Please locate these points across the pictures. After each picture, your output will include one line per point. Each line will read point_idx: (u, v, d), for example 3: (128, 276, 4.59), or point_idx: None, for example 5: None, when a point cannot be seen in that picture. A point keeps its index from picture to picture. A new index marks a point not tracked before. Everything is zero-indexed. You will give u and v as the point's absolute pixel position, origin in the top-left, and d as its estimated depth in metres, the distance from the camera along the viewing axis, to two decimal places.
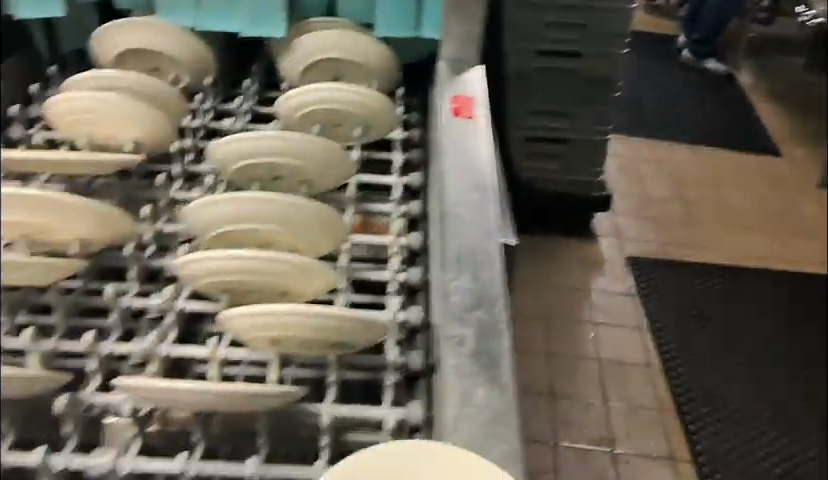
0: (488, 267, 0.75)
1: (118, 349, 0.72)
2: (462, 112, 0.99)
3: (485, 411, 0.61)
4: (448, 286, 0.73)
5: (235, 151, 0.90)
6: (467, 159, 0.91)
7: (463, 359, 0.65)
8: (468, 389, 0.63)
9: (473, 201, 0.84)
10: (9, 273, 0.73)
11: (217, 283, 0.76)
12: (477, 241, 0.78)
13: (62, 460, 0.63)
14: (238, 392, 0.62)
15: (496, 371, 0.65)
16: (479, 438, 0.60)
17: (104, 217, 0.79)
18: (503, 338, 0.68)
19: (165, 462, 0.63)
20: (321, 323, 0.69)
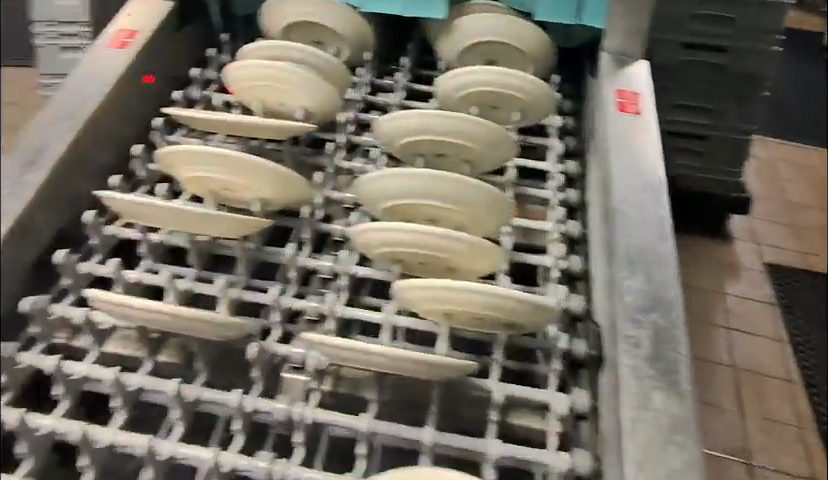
0: (662, 269, 0.74)
1: (296, 304, 0.77)
2: (629, 107, 0.95)
3: (664, 417, 0.61)
4: (620, 284, 0.72)
5: (400, 128, 0.91)
6: (634, 156, 0.88)
7: (640, 361, 0.65)
8: (645, 394, 0.63)
9: (643, 199, 0.82)
10: (200, 224, 0.77)
11: (390, 253, 0.79)
12: (650, 239, 0.76)
13: (251, 401, 0.68)
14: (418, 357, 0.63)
15: (674, 377, 0.64)
16: (658, 443, 0.59)
17: (282, 177, 0.83)
18: (680, 344, 0.67)
19: (346, 418, 0.67)
20: (494, 301, 0.70)
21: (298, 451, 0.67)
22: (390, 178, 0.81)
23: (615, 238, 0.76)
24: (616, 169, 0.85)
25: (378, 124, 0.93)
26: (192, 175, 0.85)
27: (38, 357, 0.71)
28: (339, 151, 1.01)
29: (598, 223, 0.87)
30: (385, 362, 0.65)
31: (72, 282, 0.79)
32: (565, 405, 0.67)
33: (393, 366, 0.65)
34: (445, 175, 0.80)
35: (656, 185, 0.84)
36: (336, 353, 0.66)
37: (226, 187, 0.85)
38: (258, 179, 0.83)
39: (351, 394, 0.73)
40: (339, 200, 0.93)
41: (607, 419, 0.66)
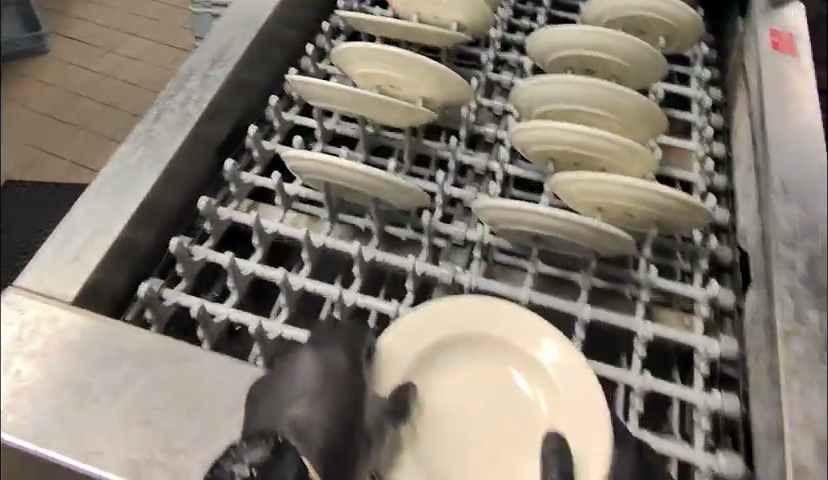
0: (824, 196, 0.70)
1: (456, 193, 0.86)
2: (783, 48, 0.86)
3: (821, 333, 0.61)
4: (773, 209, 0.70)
5: (550, 44, 0.95)
6: (788, 84, 0.81)
7: (797, 283, 0.64)
8: (801, 310, 0.62)
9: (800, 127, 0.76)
10: (369, 109, 0.85)
11: (545, 152, 0.84)
12: (810, 166, 0.73)
13: (421, 266, 0.78)
14: (567, 216, 0.72)
15: None
16: (816, 356, 0.60)
17: (442, 75, 0.89)
18: None
19: (505, 287, 0.77)
20: (643, 197, 0.74)
21: None
22: (545, 84, 0.86)
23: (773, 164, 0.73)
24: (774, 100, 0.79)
25: (530, 44, 0.98)
26: (362, 71, 0.92)
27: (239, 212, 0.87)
28: (490, 65, 1.05)
29: (744, 151, 0.90)
30: (544, 222, 0.73)
31: (259, 154, 0.93)
32: (716, 286, 0.74)
33: (566, 230, 0.73)
34: (596, 83, 0.84)
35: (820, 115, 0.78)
36: (497, 216, 0.77)
37: (393, 84, 0.92)
38: (422, 77, 0.89)
39: (500, 275, 0.84)
40: (487, 107, 1.00)
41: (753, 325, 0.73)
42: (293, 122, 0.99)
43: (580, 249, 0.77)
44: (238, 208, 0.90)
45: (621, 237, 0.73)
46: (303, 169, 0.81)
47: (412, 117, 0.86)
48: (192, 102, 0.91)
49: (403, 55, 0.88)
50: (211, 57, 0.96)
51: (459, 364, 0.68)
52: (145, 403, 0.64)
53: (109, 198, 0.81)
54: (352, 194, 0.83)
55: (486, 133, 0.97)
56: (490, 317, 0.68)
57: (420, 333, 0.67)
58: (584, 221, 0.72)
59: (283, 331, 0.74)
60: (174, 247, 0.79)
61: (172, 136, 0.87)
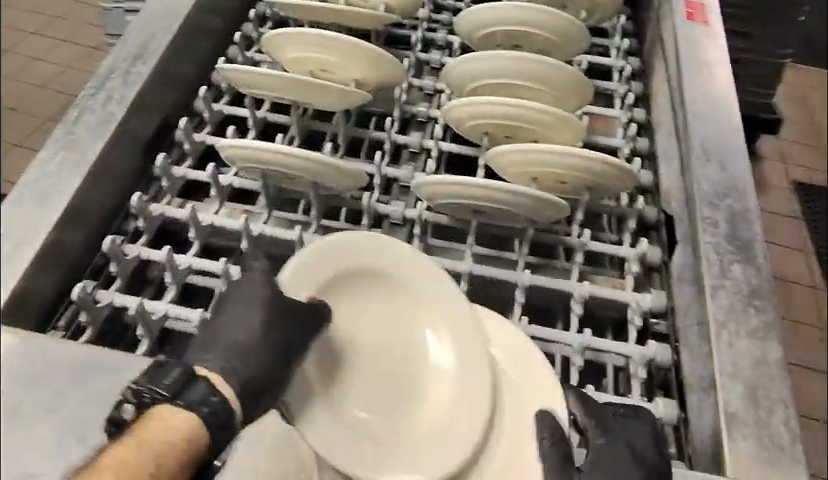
0: (739, 156, 0.72)
1: (392, 173, 0.88)
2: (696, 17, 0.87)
3: (744, 285, 0.62)
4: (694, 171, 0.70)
5: (476, 21, 0.96)
6: (701, 56, 0.82)
7: (720, 241, 0.65)
8: (726, 266, 0.63)
9: (715, 95, 0.78)
10: (303, 94, 0.85)
11: (478, 126, 0.86)
12: (725, 129, 0.74)
13: None
14: (502, 186, 0.74)
15: (753, 252, 0.64)
16: (740, 306, 0.61)
17: (373, 57, 0.89)
18: (755, 224, 0.66)
19: (446, 261, 0.78)
20: (572, 163, 0.77)
21: None
22: (472, 61, 0.87)
23: (692, 127, 0.74)
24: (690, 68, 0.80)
25: (457, 26, 1.00)
26: (292, 56, 0.92)
27: (171, 207, 0.85)
28: (419, 44, 1.06)
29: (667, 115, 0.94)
30: (478, 193, 0.76)
31: (190, 146, 0.92)
32: (645, 244, 0.78)
33: (503, 200, 0.76)
34: (522, 56, 0.85)
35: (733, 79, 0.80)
36: (434, 191, 0.78)
37: (324, 68, 0.92)
38: (354, 58, 0.89)
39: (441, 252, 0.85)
40: (418, 86, 1.02)
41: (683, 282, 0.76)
42: (222, 112, 0.98)
43: (517, 217, 0.79)
44: (171, 201, 0.89)
45: (553, 202, 0.76)
46: (240, 158, 0.81)
47: (348, 100, 0.87)
48: (115, 101, 0.87)
49: (331, 38, 0.87)
50: (133, 53, 0.93)
51: (349, 300, 0.66)
52: (81, 416, 0.61)
53: (31, 207, 0.78)
54: (290, 179, 0.83)
55: (418, 112, 0.98)
56: (388, 259, 0.67)
57: (322, 264, 0.63)
58: (515, 190, 0.74)
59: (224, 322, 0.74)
60: (107, 247, 0.78)
61: (94, 138, 0.84)
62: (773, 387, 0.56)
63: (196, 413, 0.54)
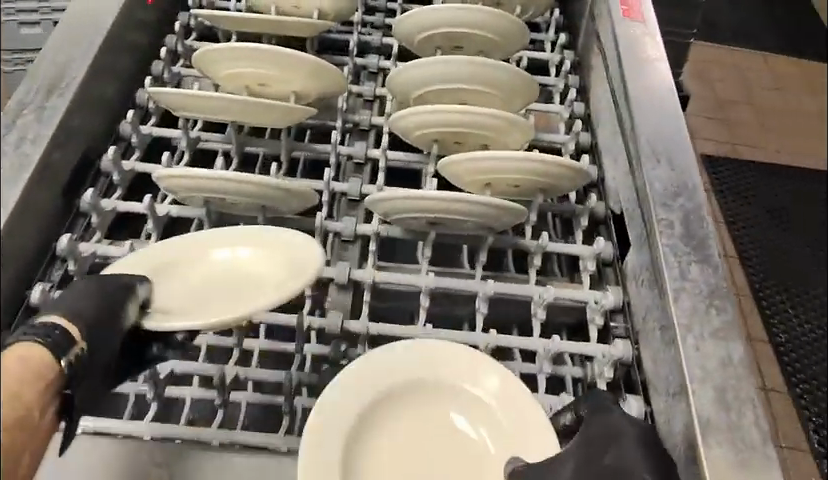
0: (685, 152, 0.74)
1: (340, 187, 0.86)
2: (634, 15, 0.88)
3: (703, 285, 0.63)
4: (644, 172, 0.71)
5: (414, 25, 0.95)
6: (640, 52, 0.83)
7: (676, 241, 0.66)
8: (685, 268, 0.64)
9: (657, 91, 0.79)
10: (244, 114, 0.81)
11: (427, 135, 0.86)
12: (669, 125, 0.76)
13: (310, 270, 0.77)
14: (462, 198, 0.73)
15: (708, 251, 0.66)
16: (701, 307, 0.62)
17: (316, 68, 0.86)
18: (706, 222, 0.68)
19: (405, 277, 0.77)
20: (523, 167, 0.78)
21: (364, 310, 0.76)
22: (415, 69, 0.86)
23: (638, 125, 0.75)
24: (631, 67, 0.81)
25: (395, 28, 0.97)
26: (228, 72, 0.88)
27: (103, 245, 0.79)
28: (355, 48, 1.03)
29: (607, 110, 0.95)
30: (436, 205, 0.75)
31: (119, 177, 0.87)
32: (600, 243, 0.80)
33: (463, 210, 0.75)
34: (468, 61, 0.84)
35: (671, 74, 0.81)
36: (390, 205, 0.77)
37: (262, 82, 0.89)
38: (299, 69, 0.86)
39: (391, 267, 0.83)
40: (358, 92, 1.00)
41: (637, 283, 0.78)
42: (151, 135, 0.92)
43: (475, 226, 0.80)
44: (103, 238, 0.83)
45: (510, 208, 0.75)
46: (178, 187, 0.76)
47: (293, 116, 0.84)
48: (29, 141, 0.75)
49: (270, 51, 0.83)
50: (47, 82, 0.82)
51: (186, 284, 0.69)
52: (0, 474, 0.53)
53: None
54: (238, 206, 0.80)
55: (360, 121, 0.96)
56: (222, 241, 0.73)
57: (161, 260, 0.71)
58: (474, 200, 0.74)
59: (174, 367, 0.72)
60: (37, 298, 0.73)
61: (6, 187, 0.71)
62: (740, 387, 0.58)
63: (46, 347, 0.52)
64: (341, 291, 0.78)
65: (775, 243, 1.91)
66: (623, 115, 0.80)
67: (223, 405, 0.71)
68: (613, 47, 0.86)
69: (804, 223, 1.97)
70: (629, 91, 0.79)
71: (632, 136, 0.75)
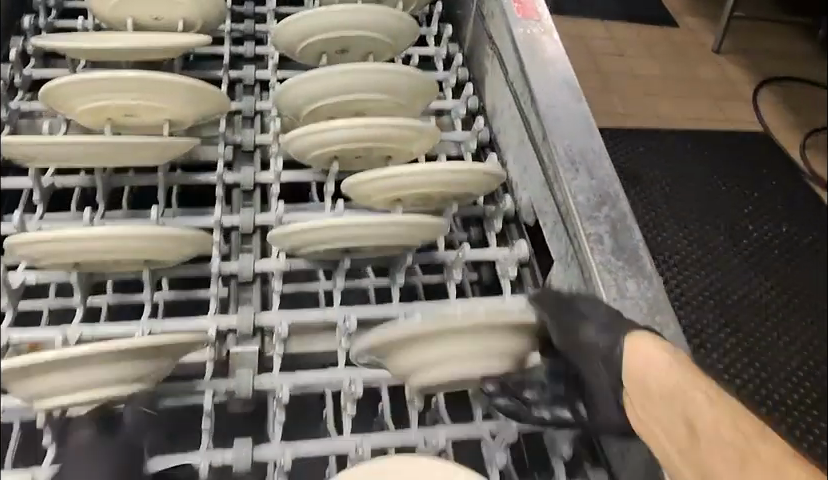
0: (600, 165, 0.81)
1: (234, 221, 0.77)
2: (528, 13, 0.96)
3: (641, 299, 0.72)
4: (568, 185, 0.78)
5: (295, 34, 0.88)
6: (543, 62, 0.90)
7: (608, 256, 0.73)
8: (622, 283, 0.72)
9: (568, 104, 0.86)
10: (119, 156, 0.71)
11: (327, 153, 0.80)
12: (583, 140, 0.83)
13: (215, 324, 0.69)
14: (382, 221, 0.68)
15: (640, 262, 0.73)
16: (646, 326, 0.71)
17: (194, 90, 0.77)
18: (633, 232, 0.75)
19: (322, 314, 0.72)
20: (439, 178, 0.75)
21: (279, 360, 0.69)
22: (308, 83, 0.80)
23: (556, 142, 0.82)
24: (540, 85, 0.87)
25: (274, 36, 0.90)
26: (89, 106, 0.76)
27: None
28: (228, 59, 0.95)
29: (508, 121, 0.96)
30: (353, 234, 0.69)
31: None
32: (523, 248, 0.80)
33: (381, 235, 0.70)
34: (364, 69, 0.79)
35: (573, 85, 0.89)
36: (299, 238, 0.70)
37: (128, 113, 0.78)
38: (178, 94, 0.77)
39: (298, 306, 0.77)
40: (237, 110, 0.91)
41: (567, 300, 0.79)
42: None
43: (394, 248, 0.74)
44: None
45: (431, 223, 0.71)
46: (37, 255, 0.65)
47: (168, 153, 0.73)
48: None
49: (139, 79, 0.73)
50: None
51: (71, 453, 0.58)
52: None
53: None
54: (119, 265, 0.69)
55: (243, 141, 0.87)
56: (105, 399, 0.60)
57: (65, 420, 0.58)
58: (394, 222, 0.69)
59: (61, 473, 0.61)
60: None
61: None
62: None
63: None
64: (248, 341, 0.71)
65: (661, 199, 1.70)
66: (534, 125, 0.87)
67: None
68: (513, 51, 0.93)
69: (708, 178, 1.78)
70: (543, 111, 0.85)
71: (551, 153, 0.82)
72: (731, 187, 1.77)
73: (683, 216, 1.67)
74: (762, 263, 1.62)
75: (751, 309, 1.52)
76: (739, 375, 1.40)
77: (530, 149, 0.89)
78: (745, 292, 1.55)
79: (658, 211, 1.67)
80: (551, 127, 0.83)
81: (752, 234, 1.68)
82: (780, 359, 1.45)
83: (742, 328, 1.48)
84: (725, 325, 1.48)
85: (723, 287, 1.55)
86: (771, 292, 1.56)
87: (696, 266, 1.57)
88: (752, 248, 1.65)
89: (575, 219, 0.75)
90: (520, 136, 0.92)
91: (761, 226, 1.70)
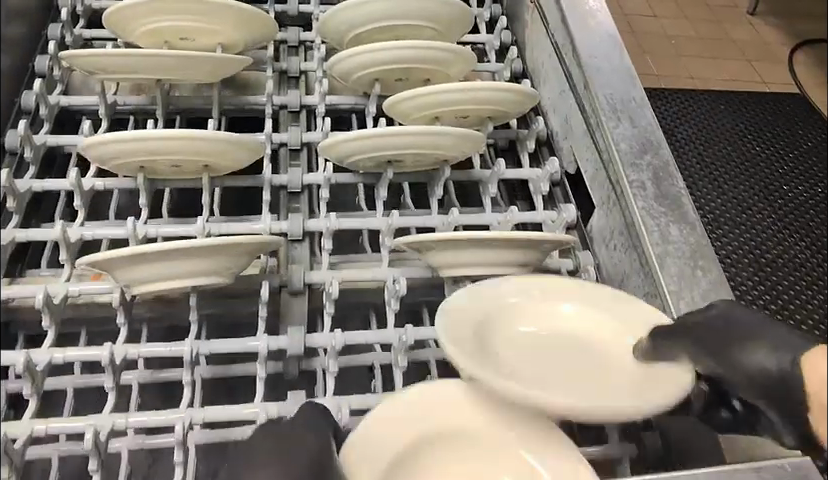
0: (642, 113, 0.85)
1: (281, 136, 0.82)
2: None
3: (681, 244, 0.74)
4: (612, 133, 0.83)
5: None
6: (581, 10, 0.94)
7: (651, 202, 0.77)
8: (664, 228, 0.75)
9: (607, 52, 0.90)
10: (174, 71, 0.76)
11: (368, 75, 0.84)
12: (624, 89, 0.87)
13: (267, 225, 0.75)
14: (426, 131, 0.72)
15: (680, 205, 0.77)
16: (687, 270, 0.72)
17: (241, 15, 0.81)
18: (674, 179, 0.80)
19: (366, 220, 0.76)
20: (478, 97, 0.79)
21: (327, 258, 0.74)
22: (351, 10, 0.84)
23: (597, 91, 0.86)
24: (579, 31, 0.91)
25: None
26: (146, 29, 0.82)
27: (29, 231, 0.71)
28: None
29: (547, 65, 1.00)
30: (398, 142, 0.73)
31: (32, 154, 0.77)
32: (555, 165, 0.83)
33: (424, 144, 0.74)
34: None
35: (614, 36, 0.92)
36: (348, 147, 0.74)
37: (184, 36, 0.83)
38: (226, 17, 0.81)
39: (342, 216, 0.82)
40: (283, 40, 0.96)
41: (607, 244, 0.85)
42: (61, 105, 0.84)
43: (431, 160, 0.79)
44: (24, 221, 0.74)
45: (467, 135, 0.75)
46: (107, 157, 0.71)
47: (218, 68, 0.78)
48: None
49: (191, 2, 0.77)
50: None
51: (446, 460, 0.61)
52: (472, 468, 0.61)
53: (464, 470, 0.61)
54: (177, 169, 0.74)
55: (288, 68, 0.91)
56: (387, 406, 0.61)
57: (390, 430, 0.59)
58: (437, 132, 0.73)
59: (130, 350, 0.66)
60: None
61: None
62: None
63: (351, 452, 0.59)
64: (299, 244, 0.77)
65: (696, 160, 1.72)
66: (576, 75, 0.91)
67: (191, 381, 0.67)
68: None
69: (742, 141, 1.78)
70: (585, 61, 0.88)
71: (593, 101, 0.86)
72: (766, 149, 1.77)
73: (718, 178, 1.69)
74: (797, 223, 1.63)
75: (785, 267, 1.54)
76: None
77: (573, 100, 0.92)
78: (780, 252, 1.56)
79: (692, 173, 1.69)
80: (590, 74, 0.87)
81: (787, 196, 1.68)
82: (816, 316, 1.46)
83: (776, 286, 1.50)
84: (760, 284, 1.50)
85: (760, 250, 1.56)
86: (806, 251, 1.58)
87: (730, 226, 1.60)
88: (788, 210, 1.65)
89: (619, 165, 0.80)
90: (561, 86, 0.96)
91: (797, 190, 1.71)
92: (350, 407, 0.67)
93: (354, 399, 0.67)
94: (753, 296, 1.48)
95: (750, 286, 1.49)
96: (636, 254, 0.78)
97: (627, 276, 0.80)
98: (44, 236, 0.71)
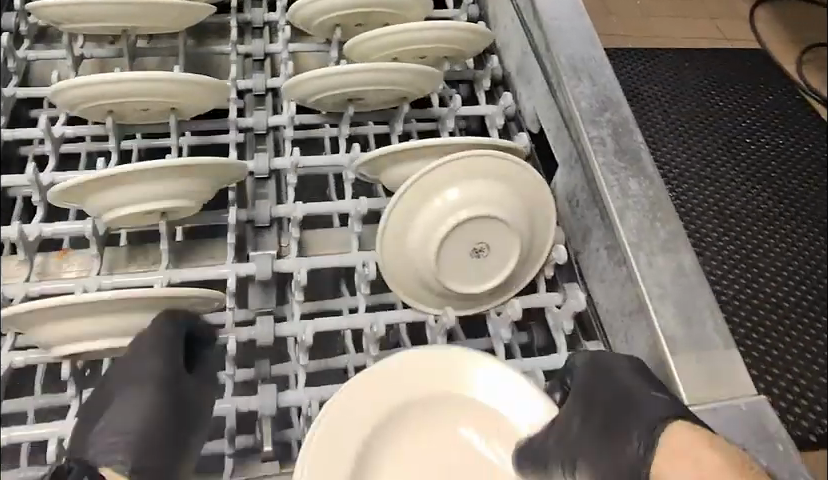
0: (601, 72, 0.89)
1: (245, 82, 0.86)
2: None
3: (641, 199, 0.78)
4: (574, 92, 0.86)
5: None
6: None
7: (610, 157, 0.81)
8: (624, 183, 0.79)
9: (566, 14, 0.94)
10: (136, 19, 0.78)
11: (330, 21, 0.87)
12: (583, 48, 0.91)
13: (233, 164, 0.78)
14: (383, 65, 0.75)
15: (638, 158, 0.82)
16: (647, 223, 0.77)
17: None
18: (634, 135, 0.84)
19: (329, 158, 0.80)
20: (434, 37, 0.82)
21: (292, 193, 0.78)
22: None
23: (558, 53, 0.89)
24: None
25: None
26: None
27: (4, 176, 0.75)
28: None
29: (507, 23, 1.03)
30: (358, 80, 0.77)
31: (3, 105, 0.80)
32: (508, 99, 0.87)
33: (383, 82, 0.78)
34: None
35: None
36: (311, 85, 0.78)
37: None
38: None
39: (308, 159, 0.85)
40: None
41: (572, 206, 0.89)
42: (29, 58, 0.86)
43: (392, 97, 0.82)
44: None
45: (422, 72, 0.78)
46: (75, 102, 0.74)
47: (180, 14, 0.81)
48: None
49: None
50: None
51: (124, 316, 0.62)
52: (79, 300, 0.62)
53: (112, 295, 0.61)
54: (145, 112, 0.77)
55: (252, 19, 0.94)
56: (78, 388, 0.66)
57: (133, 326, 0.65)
58: (395, 66, 0.76)
59: (103, 282, 0.70)
60: None
61: None
62: (694, 298, 0.73)
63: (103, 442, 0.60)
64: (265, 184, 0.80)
65: (662, 119, 1.74)
66: (536, 36, 0.94)
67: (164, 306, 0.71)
68: None
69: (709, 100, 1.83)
70: (546, 23, 0.92)
71: (554, 61, 0.89)
72: (730, 104, 1.82)
73: (683, 134, 1.73)
74: (760, 173, 1.69)
75: (749, 217, 1.59)
76: (738, 283, 1.48)
77: (535, 62, 0.96)
78: (744, 202, 1.62)
79: (659, 129, 1.73)
80: (551, 35, 0.91)
81: (752, 151, 1.73)
82: (777, 264, 1.53)
83: (740, 236, 1.56)
84: (723, 235, 1.55)
85: (724, 202, 1.61)
86: (768, 201, 1.63)
87: (695, 180, 1.64)
88: (752, 162, 1.70)
89: (580, 121, 0.84)
90: (523, 46, 0.99)
91: (761, 143, 1.76)
92: (315, 328, 0.71)
93: (321, 322, 0.71)
94: (717, 246, 1.53)
95: (714, 236, 1.55)
96: (597, 208, 0.82)
97: (590, 232, 0.85)
98: (18, 179, 0.74)
